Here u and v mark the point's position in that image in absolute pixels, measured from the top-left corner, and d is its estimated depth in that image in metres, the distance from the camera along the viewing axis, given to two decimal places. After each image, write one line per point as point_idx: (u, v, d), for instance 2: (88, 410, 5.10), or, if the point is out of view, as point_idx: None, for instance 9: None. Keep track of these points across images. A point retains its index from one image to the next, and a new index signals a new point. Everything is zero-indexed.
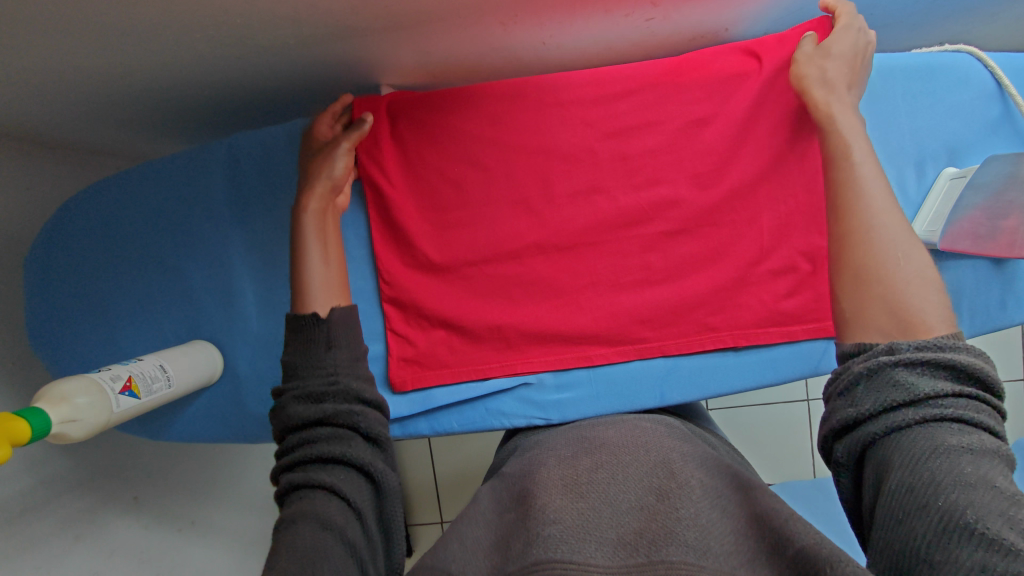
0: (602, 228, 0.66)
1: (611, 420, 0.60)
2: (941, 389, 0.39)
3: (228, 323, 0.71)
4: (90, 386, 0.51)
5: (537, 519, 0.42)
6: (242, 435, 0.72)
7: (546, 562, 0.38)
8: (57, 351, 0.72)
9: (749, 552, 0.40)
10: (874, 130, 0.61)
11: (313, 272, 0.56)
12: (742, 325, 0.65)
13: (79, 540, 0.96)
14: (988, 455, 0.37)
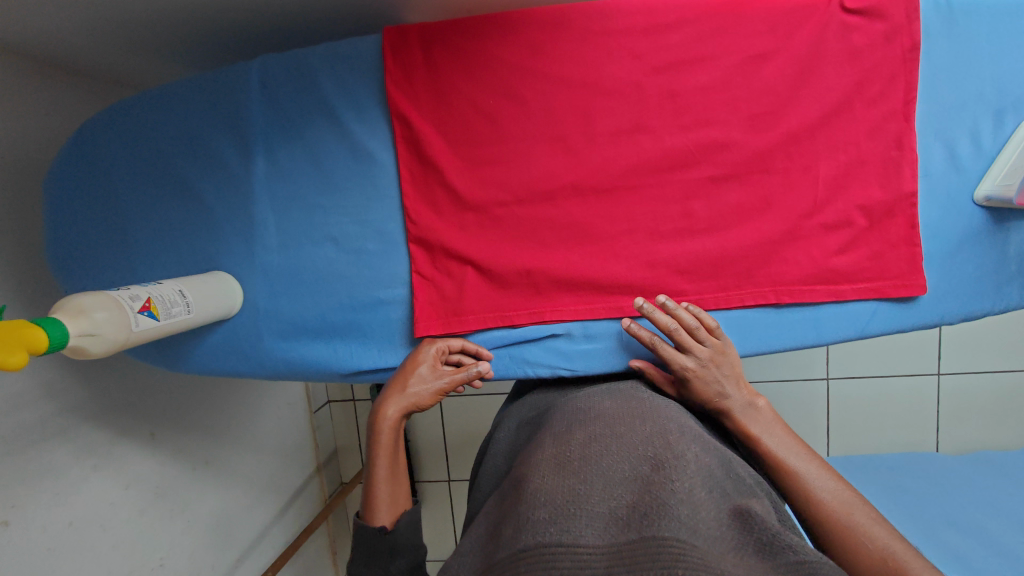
0: (645, 172, 0.62)
1: (604, 392, 0.59)
2: None
3: (248, 256, 0.69)
4: (108, 301, 0.49)
5: (526, 503, 0.40)
6: (260, 371, 0.71)
7: (533, 548, 0.35)
8: (78, 277, 0.71)
9: (734, 537, 0.37)
10: (949, 77, 0.56)
11: (379, 487, 0.62)
12: (787, 282, 0.61)
13: (97, 470, 0.97)
14: None
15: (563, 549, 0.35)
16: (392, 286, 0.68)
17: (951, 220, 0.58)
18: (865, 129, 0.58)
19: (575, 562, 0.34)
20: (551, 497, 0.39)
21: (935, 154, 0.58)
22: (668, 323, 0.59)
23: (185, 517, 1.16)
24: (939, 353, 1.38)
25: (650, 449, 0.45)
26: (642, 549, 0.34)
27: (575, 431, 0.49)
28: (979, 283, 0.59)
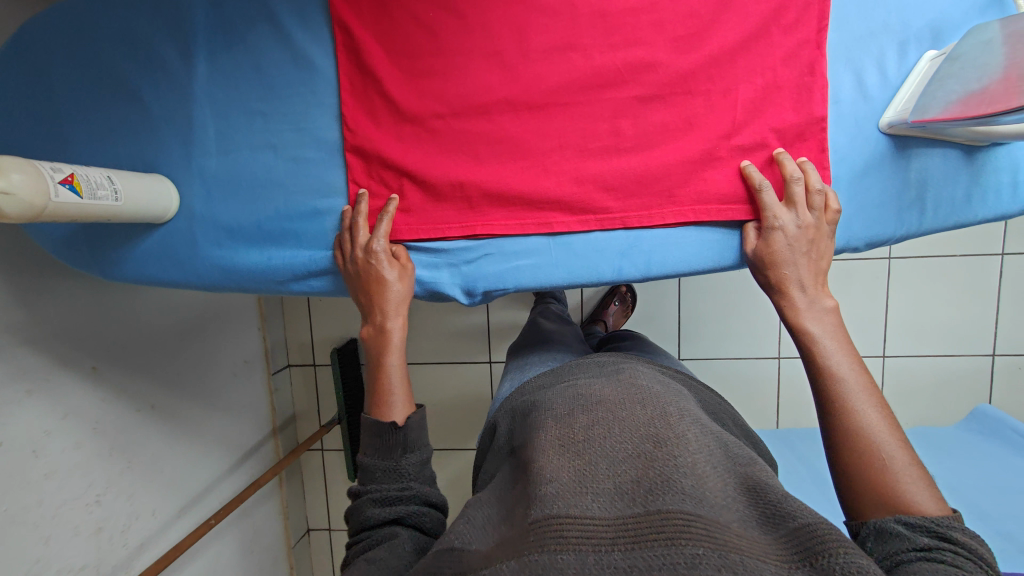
0: (577, 90, 0.64)
1: (605, 376, 0.66)
2: (935, 542, 0.45)
3: (187, 161, 0.69)
4: (30, 168, 0.50)
5: (538, 482, 0.48)
6: (194, 279, 0.72)
7: (544, 520, 0.44)
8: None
9: (738, 506, 0.46)
10: (857, 8, 0.60)
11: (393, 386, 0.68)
12: (705, 200, 0.64)
13: (32, 396, 0.95)
14: None
15: (572, 520, 0.44)
16: (330, 197, 0.69)
17: (858, 147, 0.62)
18: (780, 55, 0.61)
19: (583, 531, 0.43)
20: (561, 479, 0.48)
21: (844, 82, 0.61)
22: (760, 181, 0.61)
23: (125, 458, 1.15)
24: (884, 332, 1.43)
25: (649, 426, 0.53)
26: (646, 521, 0.43)
27: (578, 413, 0.57)
28: (883, 207, 0.62)
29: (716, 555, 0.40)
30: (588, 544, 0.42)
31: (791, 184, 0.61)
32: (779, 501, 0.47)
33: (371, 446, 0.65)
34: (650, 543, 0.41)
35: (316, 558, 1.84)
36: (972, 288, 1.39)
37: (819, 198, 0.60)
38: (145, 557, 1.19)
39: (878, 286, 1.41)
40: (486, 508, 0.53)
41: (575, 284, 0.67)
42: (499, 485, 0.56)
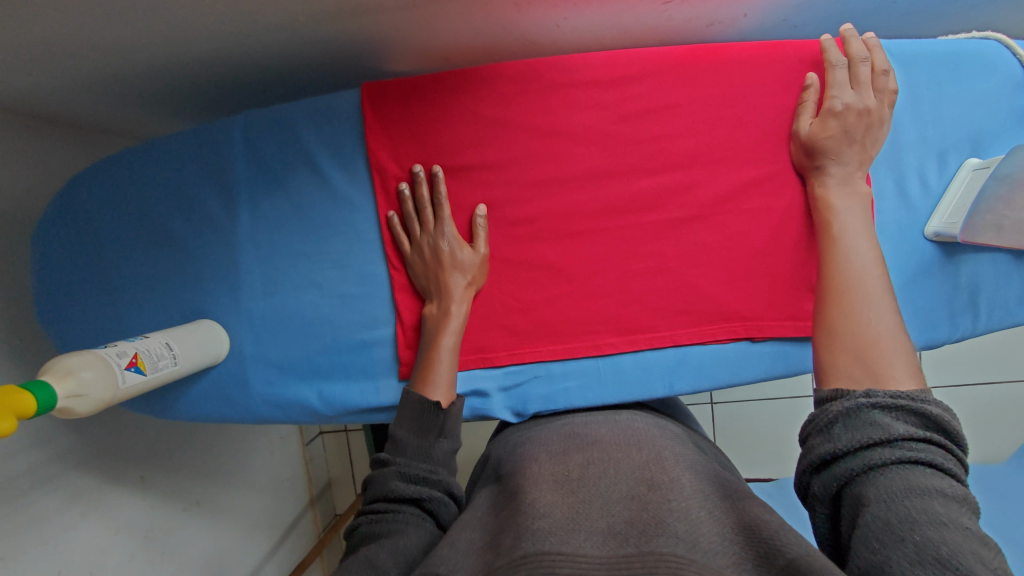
0: (616, 215, 0.65)
1: (604, 420, 0.64)
2: (910, 432, 0.43)
3: (234, 305, 0.70)
4: (93, 363, 0.51)
5: (530, 515, 0.48)
6: (245, 415, 0.72)
7: (536, 555, 0.42)
8: (65, 327, 0.72)
9: (735, 550, 0.44)
10: (896, 121, 0.60)
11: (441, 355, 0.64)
12: (753, 317, 0.65)
13: (86, 518, 0.96)
14: (961, 505, 0.39)
15: (564, 557, 0.42)
16: (377, 329, 0.70)
17: (904, 252, 0.61)
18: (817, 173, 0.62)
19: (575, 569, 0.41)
20: (554, 516, 0.47)
21: (887, 196, 0.61)
22: (836, 57, 0.59)
23: (175, 560, 1.15)
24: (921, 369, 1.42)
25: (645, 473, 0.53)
26: (639, 559, 0.42)
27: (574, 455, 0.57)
28: (936, 313, 0.62)
29: None
30: None
31: (857, 64, 0.59)
32: (769, 540, 0.45)
33: (404, 416, 0.60)
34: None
35: None
36: None
37: (881, 74, 0.59)
38: None
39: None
40: (468, 532, 0.51)
41: (626, 403, 0.67)
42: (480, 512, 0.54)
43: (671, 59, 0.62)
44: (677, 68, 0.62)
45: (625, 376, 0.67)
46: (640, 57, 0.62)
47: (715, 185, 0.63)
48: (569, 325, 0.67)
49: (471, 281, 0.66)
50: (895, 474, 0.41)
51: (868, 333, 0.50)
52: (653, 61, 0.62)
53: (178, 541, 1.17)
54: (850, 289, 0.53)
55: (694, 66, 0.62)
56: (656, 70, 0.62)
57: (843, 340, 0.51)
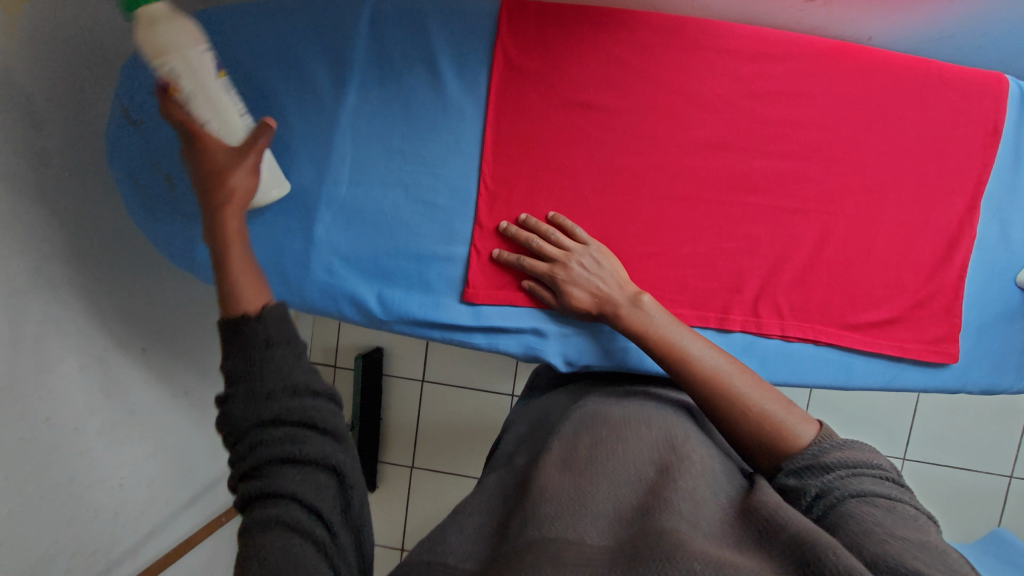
0: (722, 188, 0.64)
1: (617, 409, 0.65)
2: (829, 479, 0.48)
3: (315, 185, 0.68)
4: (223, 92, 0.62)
5: (536, 499, 0.48)
6: (295, 300, 0.70)
7: (540, 540, 0.43)
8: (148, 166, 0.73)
9: (739, 532, 0.45)
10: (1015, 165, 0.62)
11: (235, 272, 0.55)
12: (832, 323, 0.64)
13: (85, 371, 0.93)
14: (886, 513, 0.44)
15: (568, 542, 0.43)
16: (451, 244, 0.68)
17: (992, 293, 0.63)
18: (927, 197, 0.62)
19: (581, 551, 0.42)
20: (558, 499, 0.48)
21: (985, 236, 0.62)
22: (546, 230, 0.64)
23: (154, 443, 1.12)
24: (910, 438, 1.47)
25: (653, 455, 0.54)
26: (643, 541, 0.42)
27: (582, 439, 0.58)
28: (1006, 359, 0.63)
29: (709, 566, 0.38)
30: (584, 564, 0.41)
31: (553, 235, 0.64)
32: (770, 517, 0.45)
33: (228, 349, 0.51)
34: (644, 553, 0.40)
35: None
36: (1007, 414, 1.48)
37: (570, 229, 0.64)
38: (153, 547, 1.15)
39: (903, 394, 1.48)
40: (478, 517, 0.54)
41: None
42: (495, 505, 0.56)
43: (818, 50, 0.62)
44: (823, 61, 0.62)
45: None
46: (788, 40, 0.62)
47: (830, 184, 0.63)
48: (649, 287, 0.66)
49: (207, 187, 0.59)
50: (830, 518, 0.46)
51: (759, 418, 0.54)
52: (799, 47, 0.62)
53: (160, 424, 1.14)
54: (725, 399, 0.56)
55: (839, 62, 0.62)
56: (801, 57, 0.62)
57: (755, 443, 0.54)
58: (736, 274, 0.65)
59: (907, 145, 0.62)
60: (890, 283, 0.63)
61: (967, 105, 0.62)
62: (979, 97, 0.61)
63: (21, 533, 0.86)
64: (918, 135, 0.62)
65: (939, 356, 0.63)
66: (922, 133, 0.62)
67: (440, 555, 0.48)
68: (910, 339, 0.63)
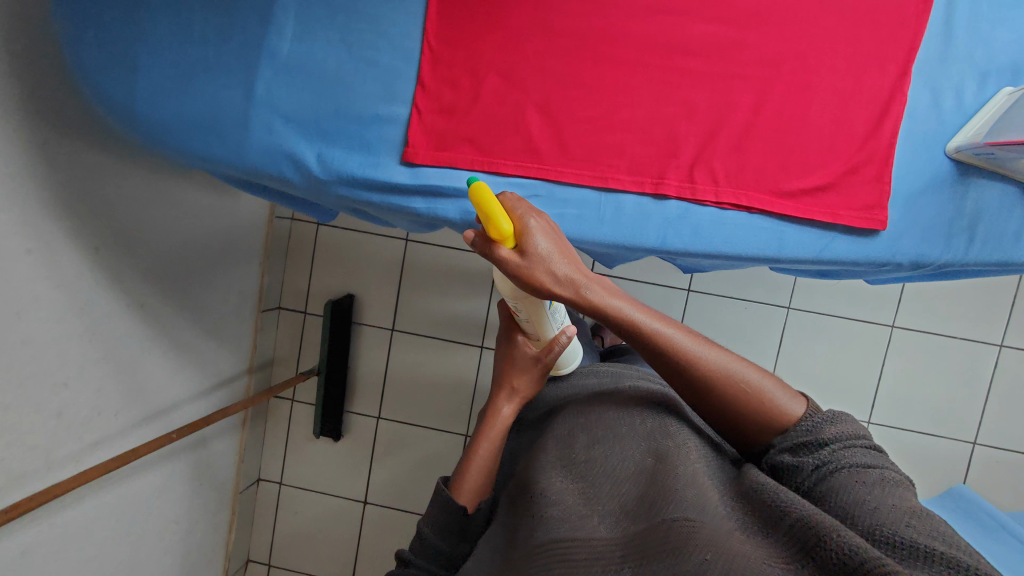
0: (662, 53, 0.67)
1: (612, 392, 0.74)
2: (815, 458, 0.56)
3: (259, 43, 0.69)
4: (553, 318, 0.81)
5: (545, 507, 0.59)
6: (236, 160, 0.70)
7: (552, 548, 0.54)
8: (86, 30, 0.68)
9: (737, 515, 0.54)
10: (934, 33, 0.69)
11: (475, 460, 0.74)
12: (760, 188, 0.68)
13: (31, 255, 0.92)
14: (885, 483, 0.52)
15: (577, 542, 0.54)
16: (393, 104, 0.69)
17: (923, 162, 0.69)
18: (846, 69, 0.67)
19: (591, 551, 0.53)
20: (564, 505, 0.59)
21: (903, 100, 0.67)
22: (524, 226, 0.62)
23: (103, 349, 1.11)
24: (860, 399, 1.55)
25: (652, 448, 0.63)
26: (648, 536, 0.52)
27: (580, 434, 0.68)
28: (936, 228, 0.69)
29: (713, 556, 0.47)
30: (595, 563, 0.52)
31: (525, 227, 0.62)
32: (772, 496, 0.53)
33: (432, 513, 0.71)
34: (649, 549, 0.50)
35: (259, 509, 1.82)
36: (963, 374, 1.52)
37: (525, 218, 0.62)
38: (98, 456, 1.13)
39: (856, 353, 1.54)
40: (498, 531, 0.65)
41: (620, 244, 0.68)
42: (507, 503, 0.68)
43: None
44: None
45: (631, 213, 0.69)
46: None
47: (764, 48, 0.67)
48: (593, 153, 0.68)
49: (526, 394, 0.80)
50: (821, 488, 0.54)
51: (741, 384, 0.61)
52: None
53: (115, 332, 1.13)
54: (712, 376, 0.61)
55: None
56: None
57: (743, 414, 0.62)
58: (672, 138, 0.68)
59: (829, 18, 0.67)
60: (812, 149, 0.68)
61: None
62: None
63: None
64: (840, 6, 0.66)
65: (866, 222, 0.67)
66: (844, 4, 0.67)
67: None
68: (842, 203, 0.67)
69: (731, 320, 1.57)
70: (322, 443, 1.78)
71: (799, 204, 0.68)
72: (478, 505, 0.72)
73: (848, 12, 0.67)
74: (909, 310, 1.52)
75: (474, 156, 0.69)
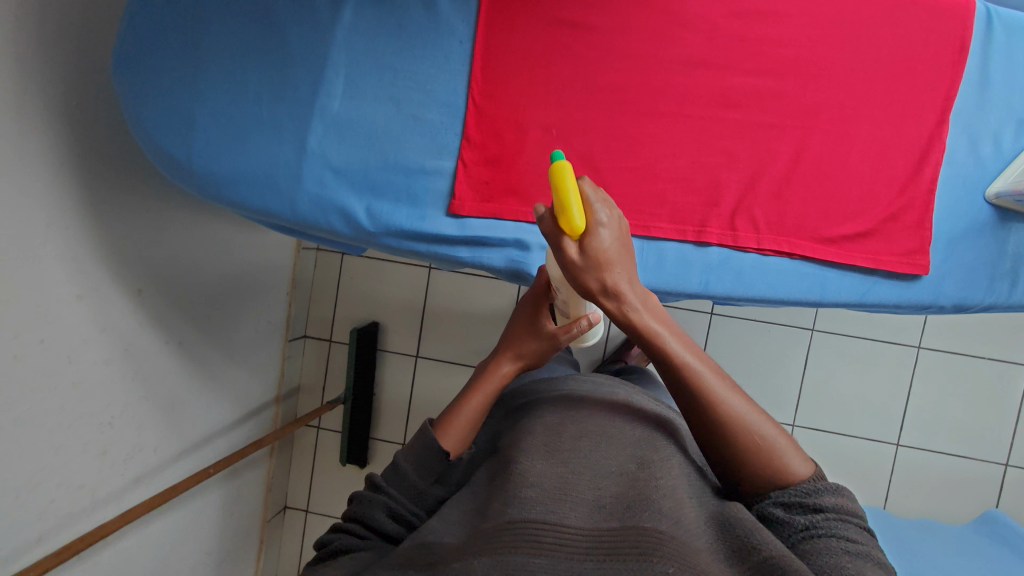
0: (701, 105, 0.69)
1: (605, 400, 0.75)
2: (807, 516, 0.56)
3: (310, 99, 0.71)
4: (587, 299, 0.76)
5: (521, 484, 0.58)
6: (287, 211, 0.72)
7: (521, 526, 0.53)
8: (144, 89, 0.71)
9: (709, 539, 0.55)
10: (971, 81, 0.70)
11: (466, 409, 0.78)
12: (801, 235, 0.69)
13: (80, 301, 0.95)
14: (866, 559, 0.51)
15: (546, 525, 0.53)
16: (440, 158, 0.72)
17: (962, 206, 0.70)
18: (883, 117, 0.69)
19: (559, 537, 0.53)
20: (540, 485, 0.59)
21: (942, 146, 0.68)
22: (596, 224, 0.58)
23: (144, 388, 1.13)
24: (891, 424, 1.54)
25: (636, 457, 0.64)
26: (620, 538, 0.52)
27: (567, 427, 0.69)
28: (975, 273, 0.70)
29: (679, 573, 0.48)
30: (561, 550, 0.51)
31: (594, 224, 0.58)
32: (746, 531, 0.54)
33: (416, 449, 0.73)
34: (619, 552, 0.50)
35: (285, 537, 1.83)
36: (994, 397, 1.51)
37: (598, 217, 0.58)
38: (138, 493, 1.15)
39: (885, 376, 1.54)
40: (464, 502, 0.64)
41: (662, 291, 0.70)
42: (479, 480, 0.67)
43: None
44: None
45: (675, 261, 0.70)
46: None
47: (802, 100, 0.68)
48: (636, 202, 0.70)
49: (528, 361, 0.86)
50: (804, 547, 0.54)
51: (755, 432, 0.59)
52: None
53: (156, 371, 1.16)
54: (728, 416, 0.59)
55: None
56: None
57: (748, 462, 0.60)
58: (712, 187, 0.70)
59: (865, 68, 0.68)
60: (850, 195, 0.69)
61: (926, 25, 0.68)
62: (941, 19, 0.68)
63: (8, 453, 0.86)
64: (875, 57, 0.68)
65: (906, 267, 0.69)
66: (880, 55, 0.68)
67: (425, 533, 0.59)
68: (881, 250, 0.69)
69: (756, 343, 1.56)
70: (348, 471, 1.80)
71: (841, 250, 0.69)
72: (460, 454, 0.76)
73: (884, 62, 0.68)
74: (937, 333, 1.52)
75: (517, 208, 0.71)
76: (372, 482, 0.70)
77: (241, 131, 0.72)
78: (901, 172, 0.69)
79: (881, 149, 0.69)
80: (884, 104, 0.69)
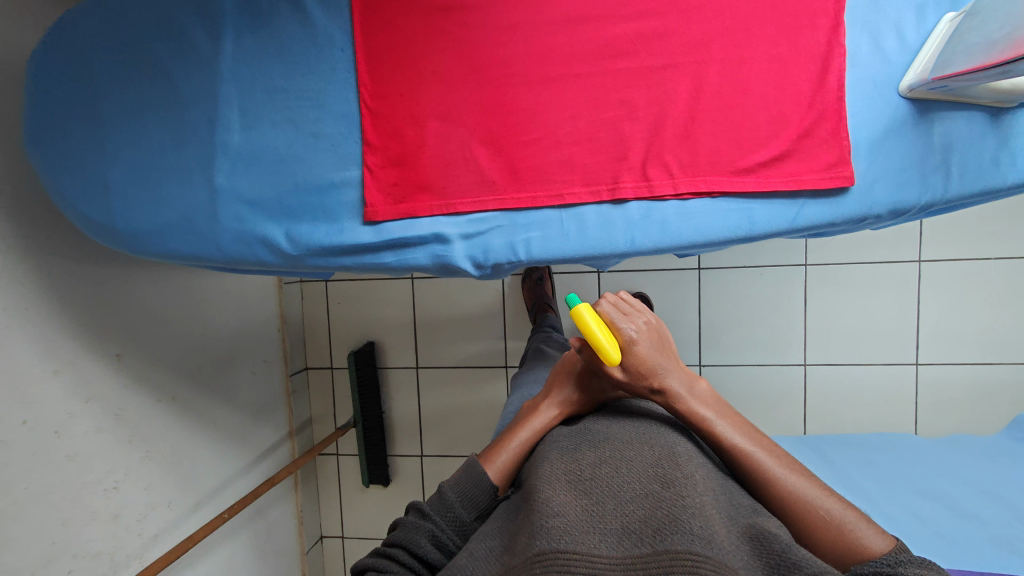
0: (589, 61, 0.67)
1: (625, 424, 0.74)
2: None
3: (210, 138, 0.72)
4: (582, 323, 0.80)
5: (545, 514, 0.57)
6: (213, 251, 0.73)
7: (552, 558, 0.51)
8: (58, 162, 0.73)
9: (745, 555, 0.54)
10: None
11: (510, 445, 0.78)
12: (717, 172, 0.67)
13: (58, 376, 0.98)
14: None
15: (578, 556, 0.52)
16: (345, 168, 0.71)
17: (880, 107, 0.67)
18: (777, 33, 0.66)
19: (592, 567, 0.51)
20: (565, 515, 0.57)
21: (844, 49, 0.65)
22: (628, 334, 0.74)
23: (145, 447, 1.16)
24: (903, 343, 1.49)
25: (658, 470, 0.62)
26: (655, 562, 0.51)
27: (587, 453, 0.67)
28: (909, 173, 0.67)
29: None
30: None
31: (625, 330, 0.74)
32: (783, 548, 0.53)
33: (463, 480, 0.73)
34: None
35: (328, 565, 1.86)
36: (1007, 296, 1.44)
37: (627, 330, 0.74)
38: (160, 549, 1.18)
39: (887, 296, 1.48)
40: (488, 538, 0.62)
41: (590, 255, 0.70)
42: (502, 516, 0.66)
43: None
44: None
45: (596, 223, 0.69)
46: None
47: (689, 34, 0.66)
48: (546, 173, 0.69)
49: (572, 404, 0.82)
50: None
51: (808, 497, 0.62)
52: None
53: (153, 429, 1.18)
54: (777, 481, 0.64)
55: None
56: None
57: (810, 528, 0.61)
58: (618, 142, 0.68)
59: None
60: (759, 120, 0.67)
61: None
62: None
63: (15, 533, 0.89)
64: None
65: (831, 181, 0.66)
66: None
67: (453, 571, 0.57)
68: (803, 169, 0.66)
69: (747, 288, 1.52)
70: (374, 491, 1.82)
71: (761, 178, 0.67)
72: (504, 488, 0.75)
73: None
74: (934, 241, 1.45)
75: (431, 203, 0.71)
76: (417, 508, 0.69)
77: (153, 181, 0.72)
78: (808, 85, 0.66)
79: (783, 66, 0.66)
80: (777, 20, 0.66)
